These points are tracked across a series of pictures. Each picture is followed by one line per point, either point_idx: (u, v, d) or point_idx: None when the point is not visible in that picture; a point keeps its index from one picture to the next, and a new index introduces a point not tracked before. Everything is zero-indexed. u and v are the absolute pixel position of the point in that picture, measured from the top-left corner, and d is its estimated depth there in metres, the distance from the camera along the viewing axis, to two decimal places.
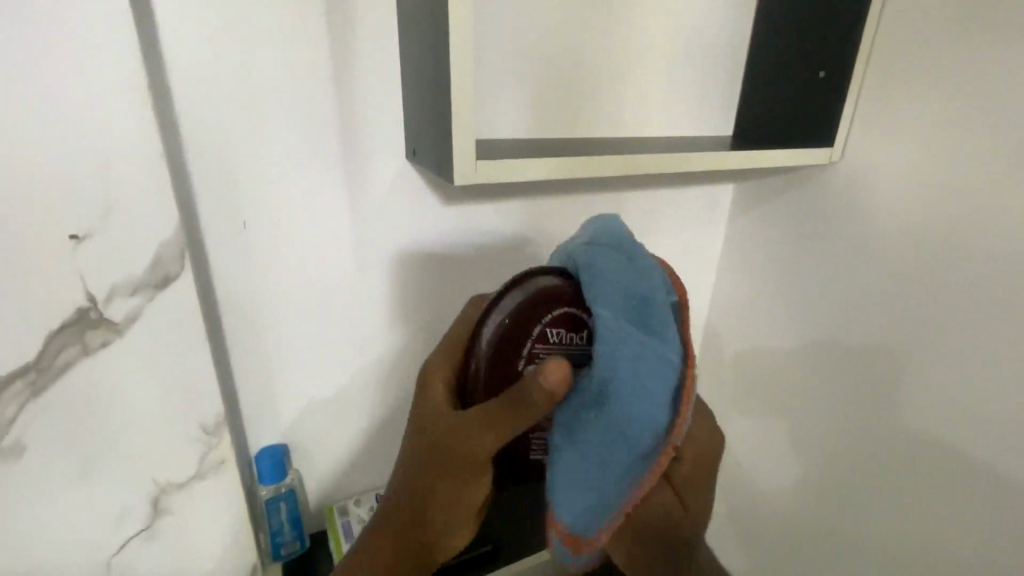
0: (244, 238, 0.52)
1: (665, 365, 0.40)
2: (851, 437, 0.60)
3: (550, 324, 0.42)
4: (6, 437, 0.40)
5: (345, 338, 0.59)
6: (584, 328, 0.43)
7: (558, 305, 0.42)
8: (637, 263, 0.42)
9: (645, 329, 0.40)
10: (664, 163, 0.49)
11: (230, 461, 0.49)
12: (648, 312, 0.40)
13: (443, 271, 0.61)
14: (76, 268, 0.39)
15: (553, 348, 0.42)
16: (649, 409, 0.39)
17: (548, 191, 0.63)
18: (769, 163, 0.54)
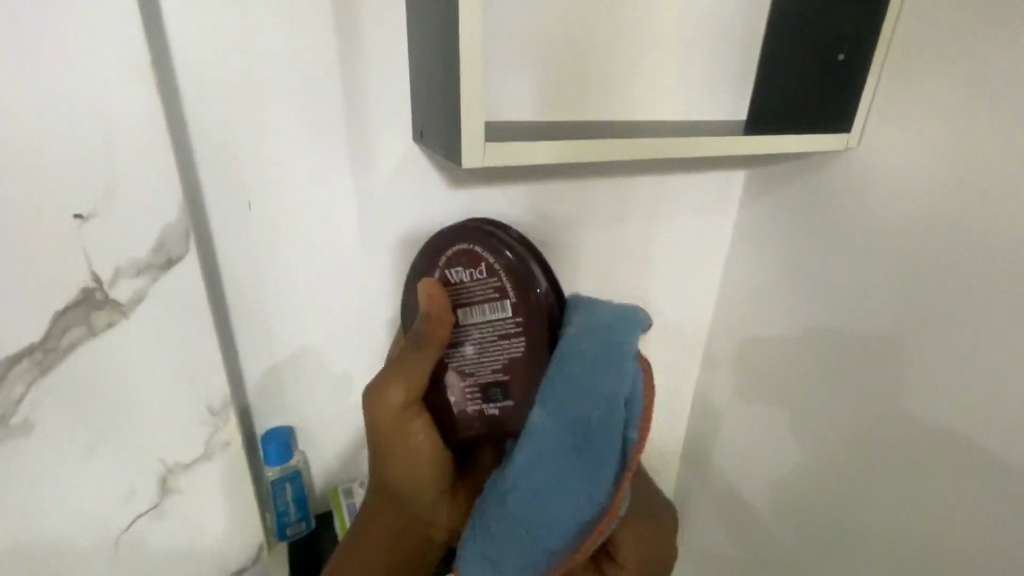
0: (248, 220, 0.51)
1: (610, 446, 0.44)
2: (857, 428, 0.59)
3: (451, 264, 0.50)
4: (14, 416, 0.41)
5: (350, 322, 0.59)
6: (483, 262, 0.49)
7: (454, 244, 0.49)
8: (614, 373, 0.45)
9: (599, 410, 0.44)
10: (675, 148, 0.48)
11: (236, 443, 0.49)
12: (606, 394, 0.45)
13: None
14: (80, 248, 0.39)
15: (461, 286, 0.50)
16: (586, 483, 0.44)
17: (556, 175, 0.62)
18: (784, 149, 0.53)
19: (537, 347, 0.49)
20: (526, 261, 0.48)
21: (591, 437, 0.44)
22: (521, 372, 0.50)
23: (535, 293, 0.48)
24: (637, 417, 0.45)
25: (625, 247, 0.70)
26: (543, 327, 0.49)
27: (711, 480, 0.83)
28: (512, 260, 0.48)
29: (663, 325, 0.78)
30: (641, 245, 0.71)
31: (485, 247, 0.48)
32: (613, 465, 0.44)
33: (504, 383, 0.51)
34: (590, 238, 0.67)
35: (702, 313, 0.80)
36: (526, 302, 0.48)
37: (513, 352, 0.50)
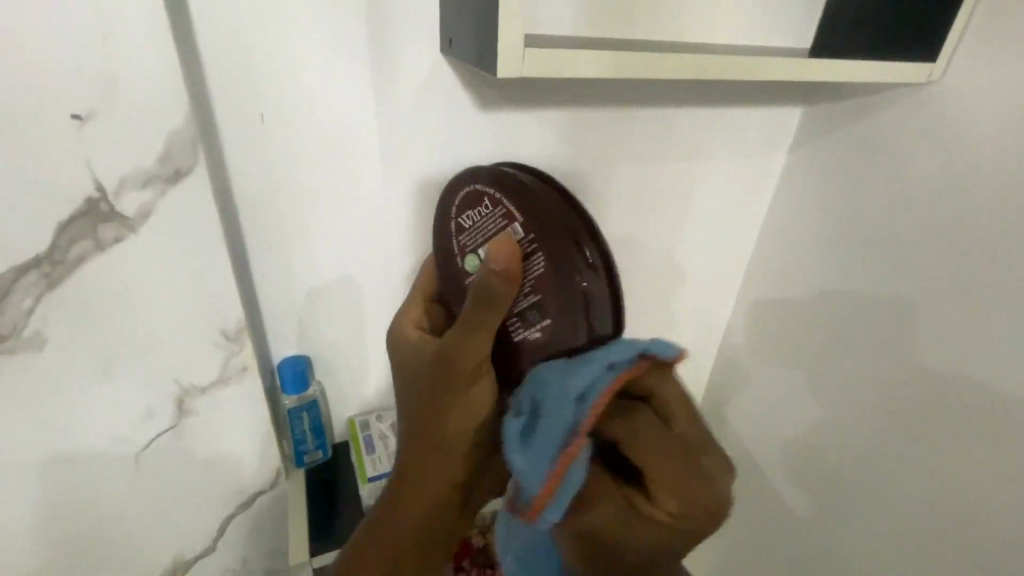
0: (261, 135, 0.48)
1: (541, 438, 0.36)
2: (896, 391, 0.56)
3: (462, 209, 0.44)
4: (24, 329, 0.39)
5: (368, 251, 0.56)
6: (484, 197, 0.42)
7: (458, 186, 0.44)
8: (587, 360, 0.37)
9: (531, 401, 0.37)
10: (734, 70, 0.42)
11: (252, 368, 0.48)
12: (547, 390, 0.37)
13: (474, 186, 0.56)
14: (82, 154, 0.36)
15: (473, 233, 0.44)
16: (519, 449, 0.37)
17: (592, 102, 0.56)
18: (859, 78, 0.47)
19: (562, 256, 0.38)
20: (513, 173, 0.41)
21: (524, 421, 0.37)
22: (552, 292, 0.39)
23: (535, 194, 0.40)
24: (579, 412, 0.35)
25: (660, 186, 0.65)
26: (566, 228, 0.38)
27: (727, 435, 0.82)
28: (506, 179, 0.41)
29: (695, 274, 0.74)
30: (679, 186, 0.65)
31: (483, 179, 0.42)
32: (543, 455, 0.36)
33: (540, 308, 0.40)
34: (624, 174, 0.62)
35: (737, 265, 0.76)
36: (537, 205, 0.39)
37: (540, 272, 0.39)
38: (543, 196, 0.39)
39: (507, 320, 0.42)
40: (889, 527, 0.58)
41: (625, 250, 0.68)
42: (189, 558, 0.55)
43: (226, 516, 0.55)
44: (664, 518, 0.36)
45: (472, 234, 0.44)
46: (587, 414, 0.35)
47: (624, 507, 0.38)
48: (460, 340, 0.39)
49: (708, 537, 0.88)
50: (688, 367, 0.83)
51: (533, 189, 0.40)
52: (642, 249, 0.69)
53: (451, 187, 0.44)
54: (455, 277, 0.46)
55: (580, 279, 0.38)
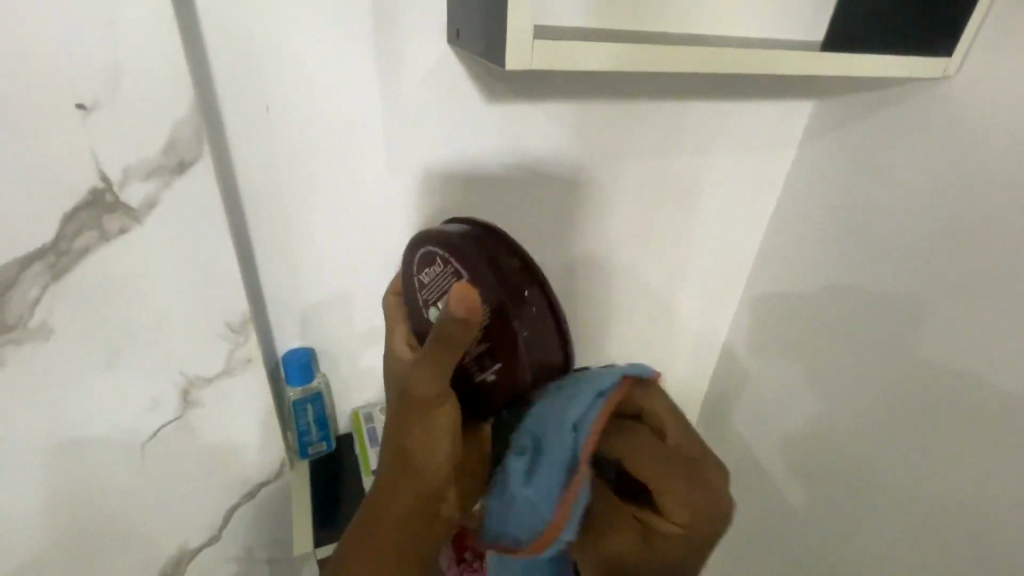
0: (266, 125, 0.47)
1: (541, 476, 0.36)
2: (898, 389, 0.56)
3: (421, 267, 0.42)
4: (31, 319, 0.39)
5: (368, 247, 0.56)
6: (437, 257, 0.41)
7: (416, 245, 0.42)
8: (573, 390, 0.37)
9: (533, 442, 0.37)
10: (735, 63, 0.41)
11: (256, 360, 0.48)
12: (544, 425, 0.37)
13: (478, 178, 0.56)
14: (86, 144, 0.36)
15: (431, 288, 0.42)
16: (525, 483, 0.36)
17: (600, 95, 0.56)
18: (872, 72, 0.46)
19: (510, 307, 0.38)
20: (463, 233, 0.40)
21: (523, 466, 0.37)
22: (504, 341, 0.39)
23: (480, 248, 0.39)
24: (574, 446, 0.36)
25: (667, 181, 0.64)
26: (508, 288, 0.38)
27: (730, 431, 0.82)
28: (452, 240, 0.39)
29: (701, 270, 0.73)
30: (686, 180, 0.65)
31: (433, 239, 0.41)
32: (544, 495, 0.36)
33: (492, 353, 0.39)
34: (631, 168, 0.62)
35: (743, 261, 0.75)
36: (484, 257, 0.39)
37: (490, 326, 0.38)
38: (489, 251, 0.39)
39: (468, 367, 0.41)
40: (887, 525, 0.58)
41: (631, 245, 0.67)
42: (194, 548, 0.55)
43: (230, 506, 0.55)
44: (681, 532, 0.34)
45: (431, 290, 0.42)
46: (583, 444, 0.35)
47: (638, 530, 0.36)
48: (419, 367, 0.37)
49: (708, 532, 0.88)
50: (692, 363, 0.82)
51: (480, 242, 0.39)
52: (648, 244, 0.68)
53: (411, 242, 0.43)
54: (421, 329, 0.44)
55: (525, 328, 0.38)
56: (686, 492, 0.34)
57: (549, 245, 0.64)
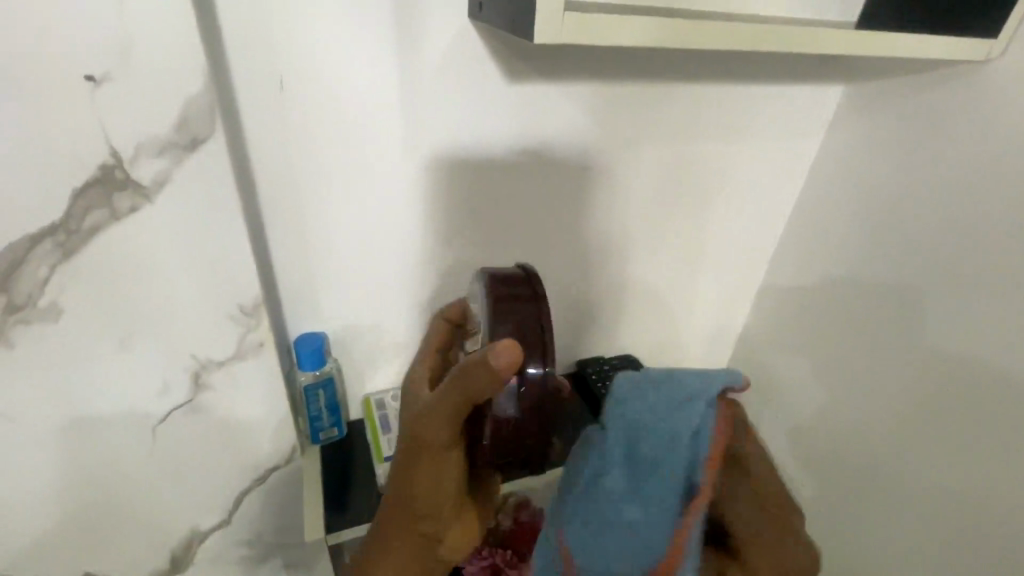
0: (278, 100, 0.45)
1: (647, 492, 0.33)
2: (926, 385, 0.55)
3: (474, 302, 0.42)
4: (41, 299, 0.39)
5: (368, 242, 0.54)
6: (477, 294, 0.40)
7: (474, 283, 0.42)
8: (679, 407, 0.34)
9: (642, 460, 0.34)
10: (767, 40, 0.39)
11: (268, 344, 0.47)
12: (653, 444, 0.33)
13: (491, 166, 0.54)
14: (96, 118, 0.35)
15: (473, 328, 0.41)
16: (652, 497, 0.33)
17: (624, 78, 0.54)
18: (912, 53, 0.43)
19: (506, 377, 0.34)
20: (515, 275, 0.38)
21: (630, 477, 0.34)
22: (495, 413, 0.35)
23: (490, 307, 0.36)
24: (689, 474, 0.32)
25: (690, 166, 0.62)
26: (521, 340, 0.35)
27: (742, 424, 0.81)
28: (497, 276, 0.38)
29: (719, 260, 0.72)
30: (708, 166, 0.63)
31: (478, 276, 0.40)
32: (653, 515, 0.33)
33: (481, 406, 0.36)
34: (652, 155, 0.60)
35: (764, 251, 0.73)
36: (496, 315, 0.36)
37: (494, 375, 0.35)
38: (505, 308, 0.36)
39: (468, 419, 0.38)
40: (907, 522, 0.57)
41: (650, 233, 0.66)
42: (205, 531, 0.55)
43: (241, 491, 0.54)
44: None
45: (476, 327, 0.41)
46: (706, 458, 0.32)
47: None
48: (426, 414, 0.36)
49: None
50: (707, 354, 0.81)
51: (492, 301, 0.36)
52: (666, 233, 0.67)
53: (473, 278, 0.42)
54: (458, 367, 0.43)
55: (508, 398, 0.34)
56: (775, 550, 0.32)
57: (564, 233, 0.62)
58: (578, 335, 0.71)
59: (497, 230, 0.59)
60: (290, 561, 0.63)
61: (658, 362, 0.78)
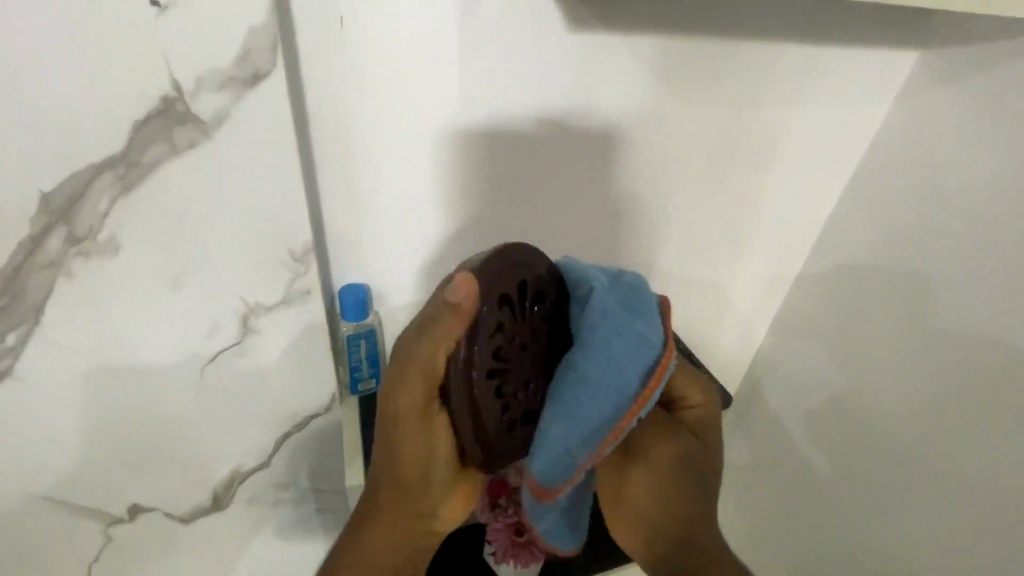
0: (336, 41, 0.44)
1: (639, 344, 0.37)
2: (978, 368, 0.53)
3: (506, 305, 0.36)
4: (100, 232, 0.39)
5: (376, 223, 0.54)
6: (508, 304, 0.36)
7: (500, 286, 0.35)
8: (639, 292, 0.40)
9: (629, 309, 0.38)
10: None
11: (315, 292, 0.47)
12: (640, 312, 0.38)
13: (533, 129, 0.53)
14: (159, 48, 0.34)
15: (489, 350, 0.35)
16: (629, 351, 0.37)
17: (691, 32, 0.51)
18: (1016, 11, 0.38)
19: (525, 340, 0.37)
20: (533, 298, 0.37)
21: (624, 322, 0.37)
22: (530, 373, 0.38)
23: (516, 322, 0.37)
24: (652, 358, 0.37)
25: (748, 131, 0.59)
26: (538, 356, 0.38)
27: (766, 400, 0.80)
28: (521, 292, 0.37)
29: (765, 235, 0.69)
30: (766, 132, 0.60)
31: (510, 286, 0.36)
32: (640, 357, 0.37)
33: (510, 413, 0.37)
34: (711, 117, 0.57)
35: (813, 226, 0.71)
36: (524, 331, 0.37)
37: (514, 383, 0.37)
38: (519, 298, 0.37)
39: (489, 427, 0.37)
40: (938, 507, 0.56)
41: (697, 201, 0.63)
42: (244, 471, 0.57)
43: (281, 435, 0.55)
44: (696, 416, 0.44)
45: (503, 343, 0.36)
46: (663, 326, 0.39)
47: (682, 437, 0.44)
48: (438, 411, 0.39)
49: (728, 506, 0.86)
50: (742, 331, 0.79)
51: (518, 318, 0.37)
52: (714, 203, 0.64)
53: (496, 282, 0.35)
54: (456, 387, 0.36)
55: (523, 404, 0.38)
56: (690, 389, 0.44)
57: (610, 197, 0.60)
58: None
59: (540, 191, 0.57)
60: (319, 509, 0.65)
61: (692, 335, 0.77)
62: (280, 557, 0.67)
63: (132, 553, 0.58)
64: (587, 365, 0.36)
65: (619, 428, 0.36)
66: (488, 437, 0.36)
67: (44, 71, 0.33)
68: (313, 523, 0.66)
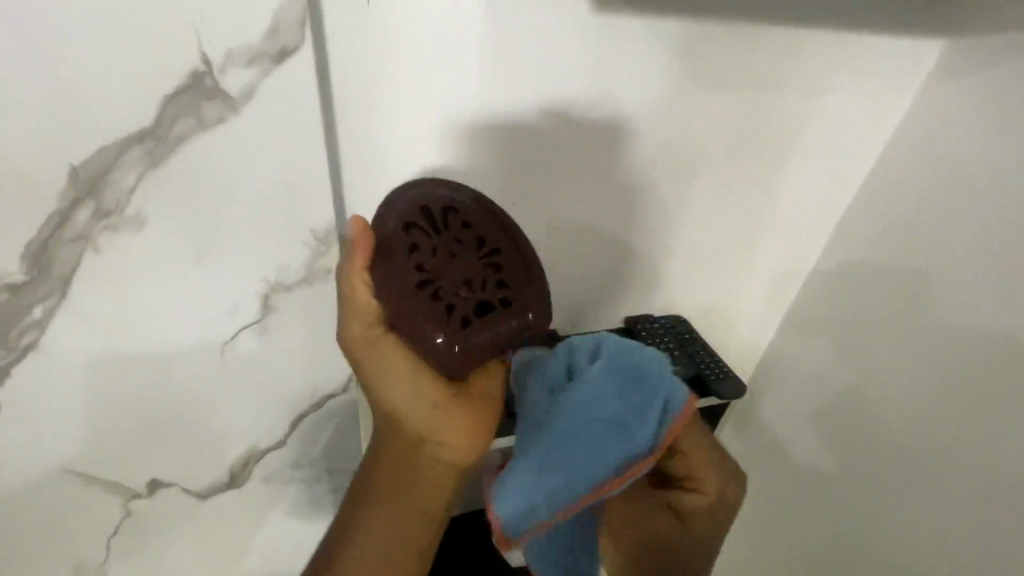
0: (363, 22, 0.44)
1: (620, 429, 0.39)
2: (992, 360, 0.53)
3: (415, 225, 0.39)
4: (127, 207, 0.39)
5: None
6: (419, 219, 0.39)
7: (404, 203, 0.40)
8: (658, 375, 0.41)
9: (637, 396, 0.40)
10: None
11: (336, 272, 0.47)
12: (639, 398, 0.40)
13: (541, 120, 0.53)
14: (189, 20, 0.34)
15: (411, 262, 0.38)
16: (609, 433, 0.39)
17: (714, 18, 0.51)
18: None
19: (451, 249, 0.39)
20: (448, 206, 0.40)
21: (611, 409, 0.40)
22: (472, 275, 0.39)
23: (431, 230, 0.39)
24: (636, 450, 0.39)
25: (770, 119, 0.59)
26: (469, 258, 0.39)
27: (772, 393, 0.79)
28: (433, 202, 0.40)
29: (781, 227, 0.69)
30: (787, 122, 0.60)
31: (421, 201, 0.40)
32: (621, 445, 0.39)
33: (451, 311, 0.38)
34: (736, 105, 0.57)
35: (831, 220, 0.70)
36: (444, 234, 0.39)
37: (443, 286, 0.38)
38: (427, 216, 0.39)
39: (430, 328, 0.37)
40: (952, 500, 0.56)
41: (716, 193, 0.63)
42: (261, 450, 0.58)
43: (298, 414, 0.56)
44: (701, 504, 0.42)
45: (425, 257, 0.38)
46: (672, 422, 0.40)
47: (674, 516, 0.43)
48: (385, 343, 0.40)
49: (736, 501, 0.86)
50: (756, 326, 0.78)
51: (432, 225, 0.39)
52: (730, 194, 0.64)
53: (403, 208, 0.39)
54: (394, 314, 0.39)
55: (465, 300, 0.38)
56: (708, 480, 0.42)
57: (628, 185, 0.60)
58: (620, 297, 0.69)
59: (559, 178, 0.57)
60: (332, 491, 0.65)
61: (704, 327, 0.77)
62: (291, 539, 0.68)
63: (151, 528, 0.59)
64: (574, 444, 0.40)
65: (585, 500, 0.39)
66: (435, 339, 0.37)
67: (78, 43, 0.33)
68: (325, 507, 0.66)
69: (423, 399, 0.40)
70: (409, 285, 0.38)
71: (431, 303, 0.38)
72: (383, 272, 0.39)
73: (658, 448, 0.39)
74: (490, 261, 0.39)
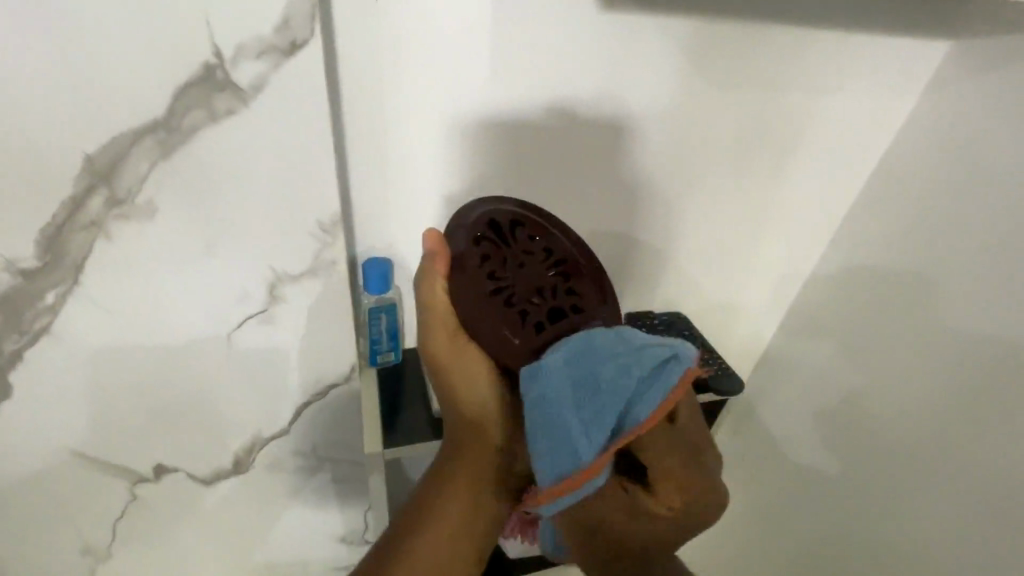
0: (373, 17, 0.45)
1: (581, 430, 0.37)
2: (988, 363, 0.54)
3: (485, 237, 0.44)
4: (138, 196, 0.40)
5: (401, 209, 0.55)
6: (488, 231, 0.44)
7: (476, 218, 0.45)
8: (629, 372, 0.37)
9: (600, 392, 0.37)
10: None
11: (341, 264, 0.48)
12: (602, 395, 0.37)
13: (543, 116, 0.53)
14: (203, 13, 0.35)
15: (485, 270, 0.43)
16: (569, 432, 0.38)
17: (719, 17, 0.52)
18: None
19: (521, 259, 0.44)
20: (514, 221, 0.45)
21: (573, 405, 0.38)
22: (541, 283, 0.43)
23: (501, 242, 0.44)
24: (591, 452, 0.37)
25: (774, 118, 0.59)
26: (538, 268, 0.44)
27: (773, 392, 0.80)
28: (499, 219, 0.45)
29: (784, 227, 0.69)
30: (791, 122, 0.60)
31: (489, 216, 0.45)
32: (578, 447, 0.37)
33: (524, 316, 0.42)
34: (741, 104, 0.57)
35: (833, 220, 0.70)
36: (515, 247, 0.44)
37: (516, 292, 0.43)
38: (495, 231, 0.44)
39: (507, 332, 0.42)
40: (947, 501, 0.56)
41: (719, 192, 0.64)
42: (265, 438, 0.59)
43: (302, 403, 0.57)
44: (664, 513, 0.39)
45: (499, 266, 0.43)
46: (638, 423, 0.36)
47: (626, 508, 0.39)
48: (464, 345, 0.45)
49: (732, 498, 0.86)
50: (756, 325, 0.79)
51: (500, 238, 0.44)
52: (733, 192, 0.64)
53: (474, 222, 0.45)
54: (473, 319, 0.43)
55: (538, 307, 0.42)
56: (677, 486, 0.38)
57: (632, 182, 0.60)
58: (622, 293, 0.70)
59: (563, 175, 0.57)
60: (335, 479, 0.66)
61: (705, 326, 0.77)
62: (292, 527, 0.69)
63: (156, 512, 0.61)
64: (534, 436, 0.39)
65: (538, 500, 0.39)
66: (515, 343, 0.42)
67: (95, 34, 0.34)
68: (326, 496, 0.67)
69: (497, 403, 0.44)
70: (486, 289, 0.43)
71: (506, 308, 0.42)
72: (460, 279, 0.43)
73: (614, 449, 0.37)
74: (557, 272, 0.44)
